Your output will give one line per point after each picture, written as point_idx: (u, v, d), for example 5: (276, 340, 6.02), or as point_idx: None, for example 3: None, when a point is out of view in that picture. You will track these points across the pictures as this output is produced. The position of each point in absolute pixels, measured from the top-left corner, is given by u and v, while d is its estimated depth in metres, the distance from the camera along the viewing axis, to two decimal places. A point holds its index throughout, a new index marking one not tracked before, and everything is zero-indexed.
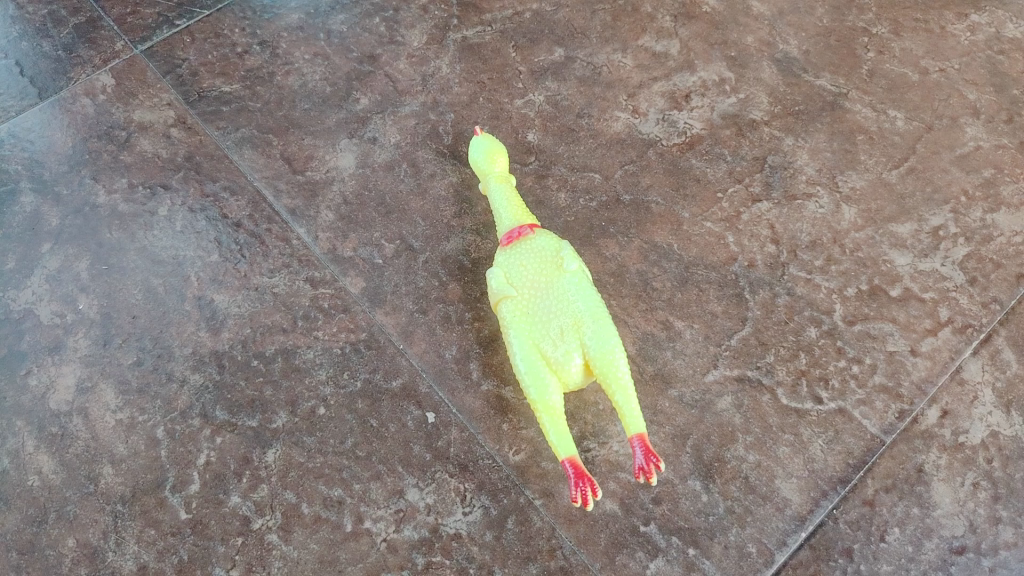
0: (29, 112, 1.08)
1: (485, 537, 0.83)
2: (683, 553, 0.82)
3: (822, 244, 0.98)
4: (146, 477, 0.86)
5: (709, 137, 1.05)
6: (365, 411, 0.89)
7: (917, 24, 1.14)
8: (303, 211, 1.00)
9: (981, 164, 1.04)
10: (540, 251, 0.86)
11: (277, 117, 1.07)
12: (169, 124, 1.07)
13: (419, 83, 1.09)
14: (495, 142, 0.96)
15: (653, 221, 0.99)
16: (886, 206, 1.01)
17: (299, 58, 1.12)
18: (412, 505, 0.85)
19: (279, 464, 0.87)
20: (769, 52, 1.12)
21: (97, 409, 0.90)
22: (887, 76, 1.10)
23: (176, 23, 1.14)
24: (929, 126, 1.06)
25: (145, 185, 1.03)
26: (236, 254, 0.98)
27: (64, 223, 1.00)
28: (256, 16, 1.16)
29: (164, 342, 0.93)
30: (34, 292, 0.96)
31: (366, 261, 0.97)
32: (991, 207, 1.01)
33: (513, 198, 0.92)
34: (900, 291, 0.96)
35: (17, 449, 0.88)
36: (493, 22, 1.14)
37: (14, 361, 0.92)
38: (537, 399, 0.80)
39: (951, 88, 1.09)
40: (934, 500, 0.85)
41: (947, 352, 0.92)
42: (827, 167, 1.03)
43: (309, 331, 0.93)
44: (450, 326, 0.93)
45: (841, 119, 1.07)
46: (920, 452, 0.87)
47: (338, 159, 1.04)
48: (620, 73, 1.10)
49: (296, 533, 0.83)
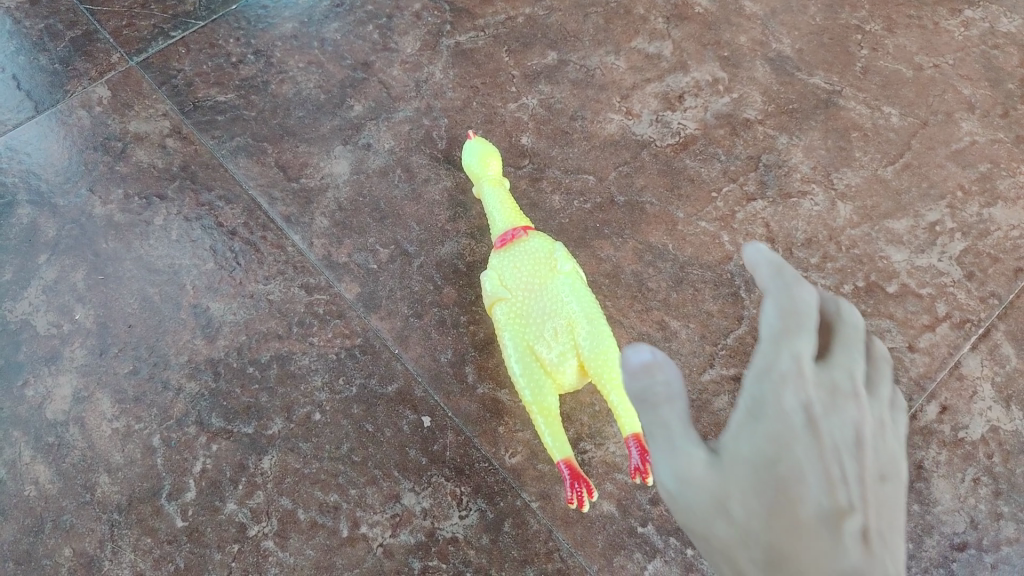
0: (25, 124, 1.07)
1: (481, 540, 0.85)
2: (681, 553, 0.84)
3: (818, 242, 0.98)
4: (143, 485, 0.87)
5: (703, 137, 1.05)
6: (361, 416, 0.90)
7: (911, 21, 1.13)
8: (298, 218, 1.01)
9: (977, 159, 1.03)
10: (533, 252, 0.85)
11: (271, 125, 1.07)
12: (164, 134, 1.07)
13: (412, 89, 1.08)
14: (487, 144, 0.95)
15: (648, 222, 0.99)
16: (882, 202, 1.01)
17: (293, 66, 1.11)
18: (409, 508, 0.86)
19: (275, 470, 0.87)
20: (762, 51, 1.11)
21: (94, 418, 0.90)
22: (881, 73, 1.09)
23: (172, 34, 1.13)
24: (923, 122, 1.06)
25: (140, 195, 1.03)
26: (231, 262, 0.98)
27: (60, 233, 1.00)
28: (251, 25, 1.13)
29: (160, 350, 0.94)
30: (31, 303, 0.96)
31: (360, 266, 0.97)
32: (987, 201, 1.01)
33: (506, 201, 0.92)
34: (896, 287, 0.96)
35: (14, 459, 0.88)
36: (486, 27, 1.12)
37: (11, 372, 0.92)
38: (532, 402, 0.80)
39: (946, 84, 1.08)
40: (933, 497, 0.87)
41: (945, 348, 0.92)
42: (821, 165, 1.03)
43: (305, 337, 0.94)
44: (445, 330, 0.93)
45: (835, 117, 1.06)
46: (920, 449, 0.88)
47: (333, 166, 1.03)
48: (613, 75, 1.09)
49: (292, 539, 0.85)
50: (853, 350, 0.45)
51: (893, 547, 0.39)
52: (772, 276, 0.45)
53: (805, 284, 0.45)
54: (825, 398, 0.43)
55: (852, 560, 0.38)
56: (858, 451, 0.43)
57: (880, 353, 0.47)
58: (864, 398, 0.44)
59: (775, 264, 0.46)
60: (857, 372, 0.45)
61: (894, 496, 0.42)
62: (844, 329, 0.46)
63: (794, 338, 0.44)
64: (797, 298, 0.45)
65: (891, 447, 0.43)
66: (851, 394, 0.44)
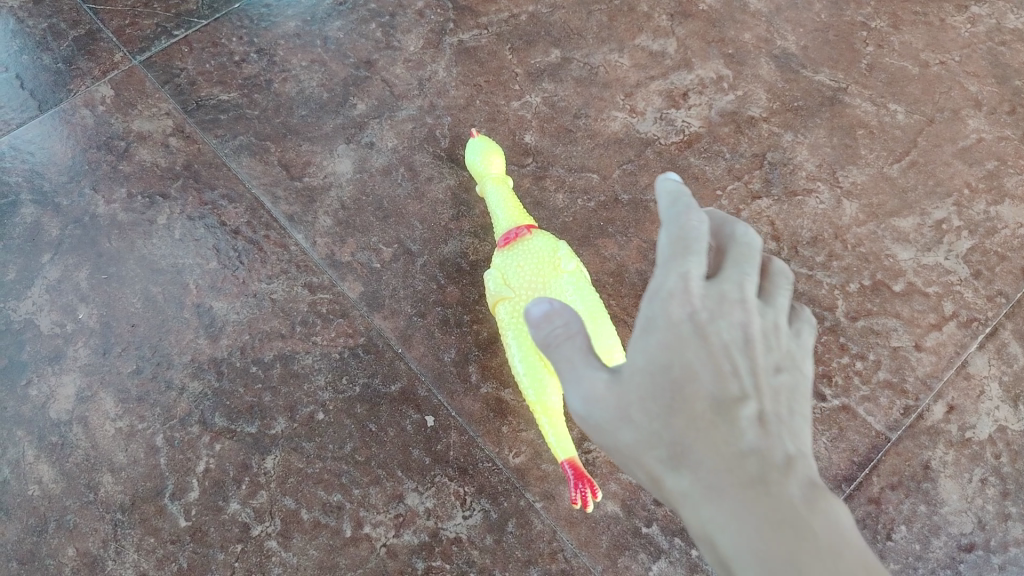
0: (29, 124, 1.07)
1: (485, 540, 0.85)
2: (686, 554, 0.84)
3: (824, 240, 0.98)
4: (146, 484, 0.87)
5: (707, 135, 1.04)
6: (364, 415, 0.90)
7: (917, 17, 1.12)
8: (301, 217, 1.00)
9: (984, 157, 1.03)
10: (536, 251, 0.84)
11: (274, 124, 1.06)
12: (167, 133, 1.06)
13: (415, 87, 1.08)
14: (491, 142, 0.95)
15: (652, 221, 0.99)
16: (888, 200, 1.00)
17: (296, 65, 1.11)
18: (412, 508, 0.86)
19: (278, 470, 0.87)
20: (767, 48, 1.10)
21: (97, 417, 0.90)
22: (887, 70, 1.08)
23: (174, 33, 1.12)
24: (930, 119, 1.05)
25: (143, 194, 1.03)
26: (234, 261, 0.98)
27: (64, 233, 1.00)
28: (253, 24, 1.13)
29: (163, 350, 0.93)
30: (34, 303, 0.96)
31: (363, 265, 0.97)
32: (994, 199, 1.00)
33: (510, 199, 0.91)
34: (903, 286, 0.95)
35: (17, 458, 0.88)
36: (489, 25, 1.12)
37: (15, 371, 0.92)
38: (537, 403, 0.79)
39: (952, 81, 1.07)
40: (941, 497, 0.86)
41: (952, 347, 0.92)
42: (827, 162, 1.02)
43: (308, 336, 0.94)
44: (448, 329, 0.93)
45: (840, 114, 1.06)
46: (927, 449, 0.88)
47: (336, 165, 1.03)
48: (616, 73, 1.09)
49: (295, 539, 0.85)
50: (741, 262, 0.53)
51: (783, 426, 0.47)
52: (669, 205, 0.54)
53: (693, 211, 0.53)
54: (713, 306, 0.51)
55: (748, 446, 0.46)
56: (744, 349, 0.50)
57: (777, 268, 0.55)
58: (753, 309, 0.52)
59: (670, 196, 0.55)
60: (745, 283, 0.52)
61: (785, 382, 0.50)
62: (737, 246, 0.54)
63: (689, 264, 0.52)
64: (692, 227, 0.52)
65: (775, 343, 0.51)
66: (742, 308, 0.51)
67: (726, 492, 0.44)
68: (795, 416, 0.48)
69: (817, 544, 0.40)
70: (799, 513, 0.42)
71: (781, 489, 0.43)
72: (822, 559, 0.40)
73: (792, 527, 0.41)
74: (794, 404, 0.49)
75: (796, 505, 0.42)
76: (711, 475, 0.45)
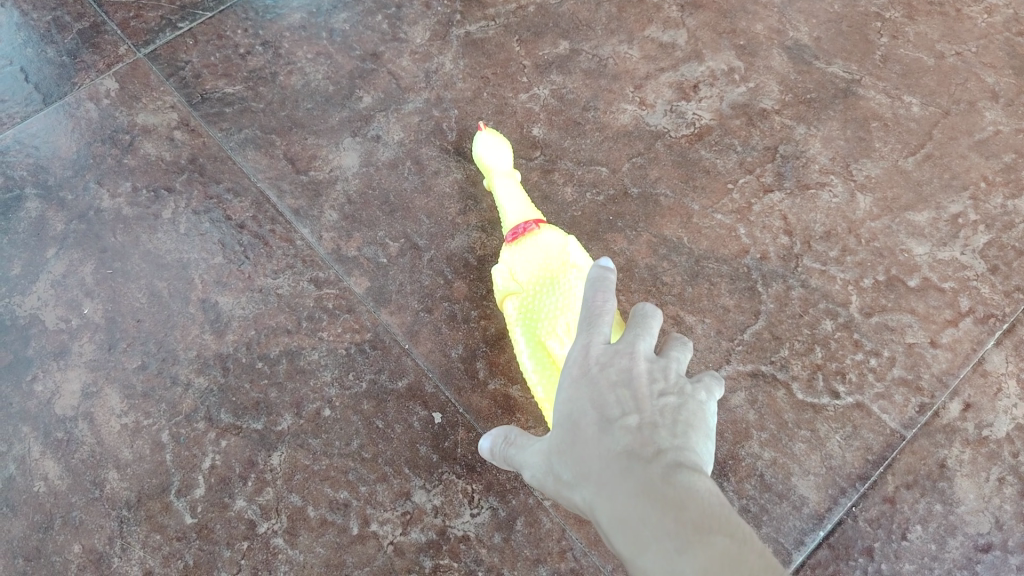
0: (34, 118, 1.06)
1: (493, 539, 0.84)
2: None
3: (837, 234, 0.96)
4: (152, 481, 0.86)
5: (719, 128, 1.03)
6: (371, 412, 0.89)
7: (932, 8, 1.10)
8: (307, 211, 0.99)
9: (1001, 150, 1.01)
10: (544, 246, 0.83)
11: (279, 117, 1.05)
12: (172, 127, 1.05)
13: (422, 80, 1.07)
14: (499, 137, 0.94)
15: (662, 215, 0.98)
16: (902, 194, 0.98)
17: (302, 57, 1.09)
18: (420, 506, 0.85)
19: (285, 466, 0.87)
20: (779, 39, 1.08)
21: (103, 414, 0.89)
22: (902, 61, 1.06)
23: (179, 25, 1.11)
24: (945, 111, 1.03)
25: (148, 188, 1.02)
26: (239, 255, 0.97)
27: (68, 227, 1.00)
28: (258, 16, 1.12)
29: (169, 345, 0.93)
30: (40, 298, 0.96)
31: (369, 260, 0.96)
32: (1011, 192, 0.98)
33: (519, 194, 0.90)
34: (918, 281, 0.93)
35: (23, 454, 0.88)
36: (496, 16, 1.10)
37: (19, 367, 0.92)
38: (545, 401, 0.77)
39: (969, 72, 1.05)
40: (957, 497, 0.85)
41: (969, 344, 0.90)
42: (840, 155, 1.01)
43: (314, 332, 0.93)
44: (456, 325, 0.92)
45: (854, 106, 1.04)
46: (942, 447, 0.86)
47: (342, 158, 1.02)
48: (626, 65, 1.07)
49: (302, 536, 0.84)
50: (638, 329, 0.59)
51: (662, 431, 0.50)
52: (588, 291, 0.63)
53: (599, 292, 0.62)
54: (606, 358, 0.57)
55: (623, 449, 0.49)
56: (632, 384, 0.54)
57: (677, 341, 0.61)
58: (644, 358, 0.57)
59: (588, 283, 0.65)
60: (636, 340, 0.58)
61: (671, 402, 0.53)
62: (636, 317, 0.61)
63: (588, 337, 0.60)
64: (592, 310, 0.62)
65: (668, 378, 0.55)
66: (631, 355, 0.57)
67: (606, 485, 0.48)
68: (680, 424, 0.51)
69: (667, 501, 0.43)
70: (655, 483, 0.45)
71: (643, 469, 0.47)
72: (671, 511, 0.43)
73: (650, 494, 0.45)
74: (682, 418, 0.52)
75: (655, 479, 0.45)
76: (596, 477, 0.49)
